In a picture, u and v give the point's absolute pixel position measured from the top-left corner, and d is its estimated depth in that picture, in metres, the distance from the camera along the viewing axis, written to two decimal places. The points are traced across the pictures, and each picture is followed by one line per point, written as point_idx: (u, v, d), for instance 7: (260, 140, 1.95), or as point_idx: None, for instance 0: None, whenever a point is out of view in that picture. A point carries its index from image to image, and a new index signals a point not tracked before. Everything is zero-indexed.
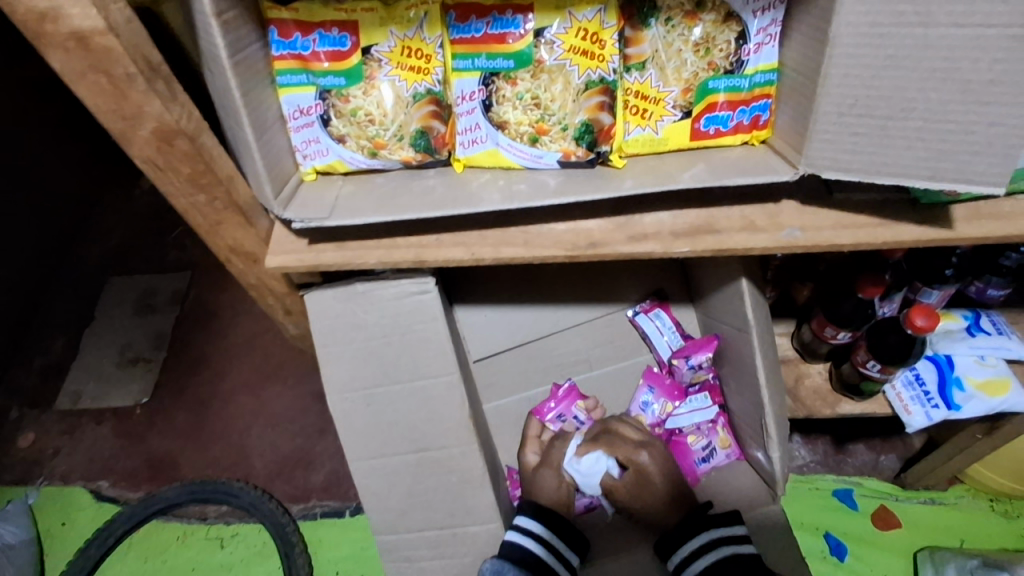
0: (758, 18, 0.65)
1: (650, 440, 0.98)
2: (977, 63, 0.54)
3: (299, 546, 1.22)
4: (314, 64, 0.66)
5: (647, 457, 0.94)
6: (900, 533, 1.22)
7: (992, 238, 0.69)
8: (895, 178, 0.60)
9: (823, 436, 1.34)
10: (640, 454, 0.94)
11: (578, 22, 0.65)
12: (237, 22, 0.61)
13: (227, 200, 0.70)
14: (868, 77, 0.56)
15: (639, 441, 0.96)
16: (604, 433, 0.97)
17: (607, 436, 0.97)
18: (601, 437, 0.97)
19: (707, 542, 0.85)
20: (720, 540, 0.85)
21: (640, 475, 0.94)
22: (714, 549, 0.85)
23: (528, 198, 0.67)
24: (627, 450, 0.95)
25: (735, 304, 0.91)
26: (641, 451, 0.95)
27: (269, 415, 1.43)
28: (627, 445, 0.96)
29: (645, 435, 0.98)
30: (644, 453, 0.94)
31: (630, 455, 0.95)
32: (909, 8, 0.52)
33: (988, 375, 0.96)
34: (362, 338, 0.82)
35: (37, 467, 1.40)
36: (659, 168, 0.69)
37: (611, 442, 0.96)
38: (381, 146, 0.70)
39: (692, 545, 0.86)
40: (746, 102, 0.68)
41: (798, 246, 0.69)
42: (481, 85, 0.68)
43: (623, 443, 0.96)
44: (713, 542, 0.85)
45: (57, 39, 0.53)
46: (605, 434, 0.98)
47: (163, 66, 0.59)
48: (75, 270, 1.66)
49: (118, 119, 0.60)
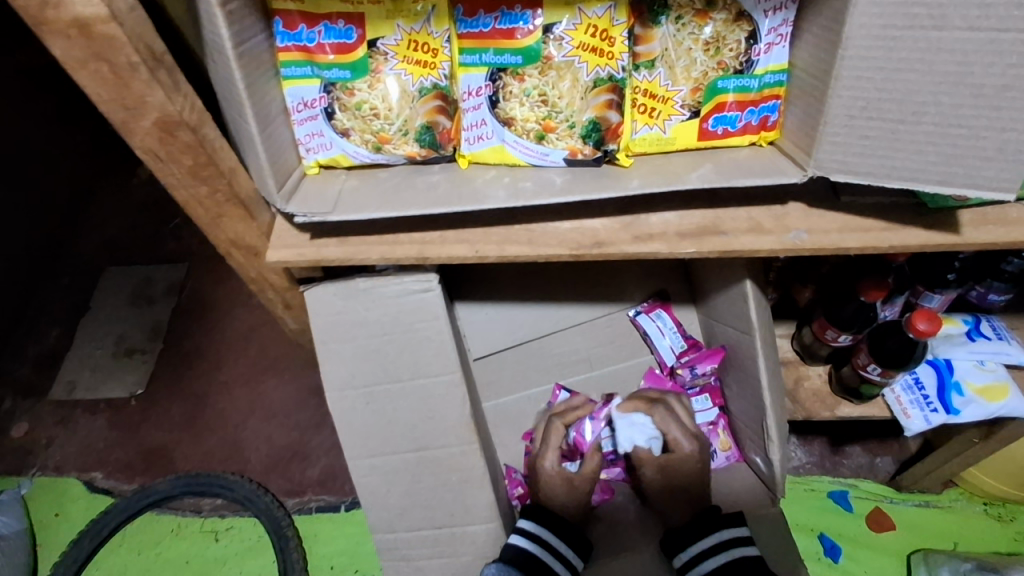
0: (769, 18, 0.64)
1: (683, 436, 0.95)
2: (990, 67, 0.53)
3: (294, 540, 1.22)
4: (319, 57, 0.66)
5: (693, 448, 0.94)
6: (895, 535, 1.22)
7: (997, 244, 0.68)
8: (903, 182, 0.60)
9: (821, 437, 1.34)
10: (688, 442, 0.95)
11: (588, 19, 0.64)
12: (242, 13, 0.60)
13: (229, 193, 0.69)
14: (880, 80, 0.56)
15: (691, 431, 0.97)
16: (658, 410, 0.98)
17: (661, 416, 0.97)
18: (652, 414, 0.97)
19: (710, 547, 0.85)
20: (724, 544, 0.85)
21: (679, 458, 0.93)
22: (718, 553, 0.84)
23: (533, 197, 0.66)
24: (676, 433, 0.96)
25: (738, 306, 0.90)
26: (691, 440, 0.95)
27: (265, 408, 1.42)
28: (678, 430, 0.96)
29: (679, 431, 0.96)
30: (693, 443, 0.95)
31: (676, 438, 0.95)
32: (924, 11, 0.52)
33: (987, 380, 0.96)
34: (362, 334, 0.82)
35: (30, 458, 1.39)
36: (666, 168, 0.68)
37: (662, 422, 0.97)
38: (385, 140, 0.69)
39: (697, 548, 0.85)
40: (754, 103, 0.68)
41: (804, 249, 0.69)
42: (489, 80, 0.67)
43: (676, 425, 0.96)
44: (716, 546, 0.85)
45: (59, 26, 0.52)
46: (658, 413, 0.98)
47: (166, 56, 0.58)
48: (69, 258, 1.65)
49: (120, 108, 0.59)
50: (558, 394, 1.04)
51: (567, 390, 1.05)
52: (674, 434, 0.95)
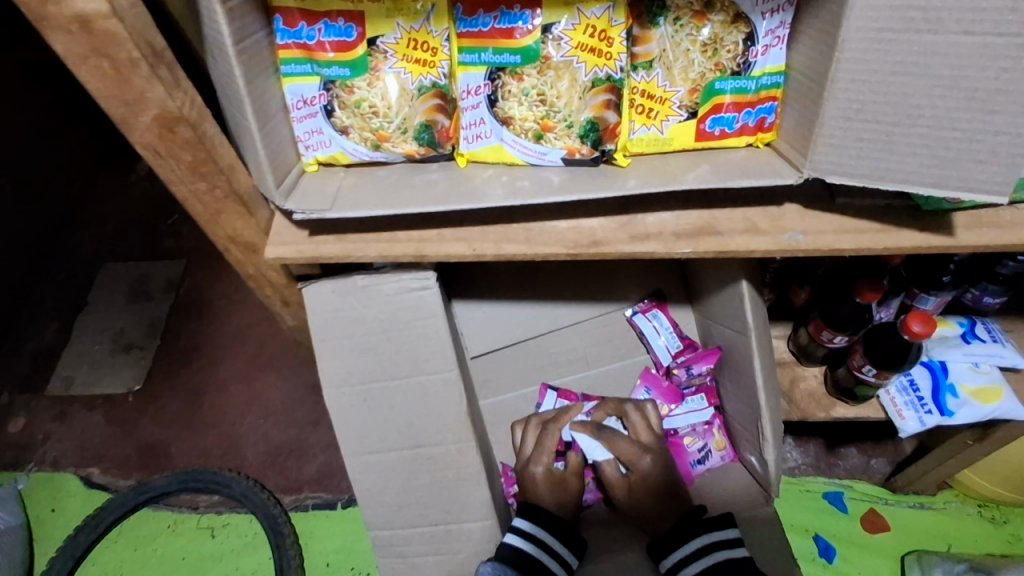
0: (767, 20, 0.65)
1: (638, 454, 0.96)
2: (984, 71, 0.54)
3: (290, 537, 1.22)
4: (319, 54, 0.66)
5: (649, 463, 0.95)
6: (888, 536, 1.22)
7: (991, 246, 0.69)
8: (898, 184, 0.60)
9: (816, 438, 1.34)
10: (643, 459, 0.95)
11: (586, 19, 0.65)
12: (242, 10, 0.60)
13: (228, 189, 0.69)
14: (875, 82, 0.56)
15: (644, 446, 0.97)
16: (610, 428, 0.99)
17: (610, 436, 0.98)
18: (604, 434, 0.98)
19: (697, 549, 0.85)
20: (708, 548, 0.85)
21: (640, 477, 0.94)
22: (703, 556, 0.85)
23: (530, 195, 0.66)
24: (630, 451, 0.96)
25: (734, 306, 0.91)
26: (644, 456, 0.95)
27: (263, 405, 1.42)
28: (632, 447, 0.96)
29: (633, 449, 0.96)
30: (647, 459, 0.95)
31: (633, 458, 0.95)
32: (919, 15, 0.52)
33: (981, 382, 0.96)
34: (360, 332, 0.82)
35: (27, 453, 1.39)
36: (663, 168, 0.69)
37: (614, 443, 0.97)
38: (384, 138, 0.69)
39: (681, 552, 0.86)
40: (751, 104, 0.68)
41: (799, 250, 0.69)
42: (487, 79, 0.67)
43: (627, 443, 0.97)
44: (701, 549, 0.86)
45: (60, 22, 0.52)
46: (610, 431, 0.99)
47: (167, 52, 0.58)
48: (67, 254, 1.65)
49: (120, 104, 0.59)
50: (546, 394, 1.05)
51: (555, 389, 1.06)
52: (628, 455, 0.96)
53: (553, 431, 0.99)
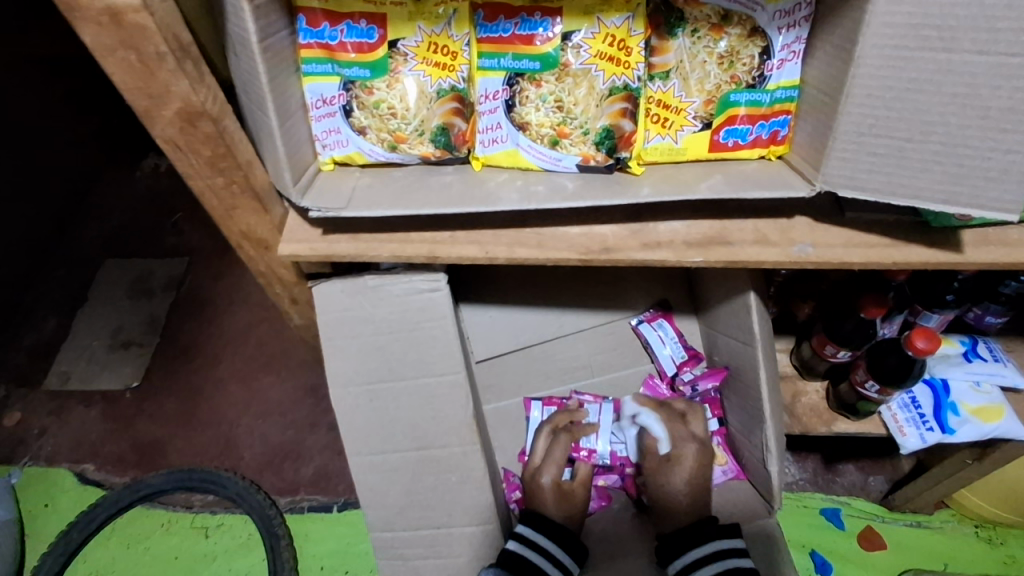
0: (783, 35, 0.66)
1: (687, 437, 0.95)
2: (997, 90, 0.55)
3: (285, 539, 1.22)
4: (341, 54, 0.67)
5: (691, 451, 0.94)
6: (886, 554, 1.22)
7: (999, 263, 0.69)
8: (909, 199, 0.61)
9: (815, 453, 1.35)
10: (690, 444, 0.94)
11: (606, 28, 0.66)
12: (268, 8, 0.61)
13: (245, 185, 0.70)
14: (890, 98, 0.57)
15: (696, 435, 0.96)
16: (666, 411, 0.99)
17: (669, 414, 0.98)
18: (661, 412, 0.98)
19: (708, 553, 0.85)
20: (720, 554, 0.85)
21: (679, 459, 0.94)
22: (714, 561, 0.84)
23: (545, 200, 0.67)
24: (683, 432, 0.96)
25: (741, 317, 0.91)
26: (692, 443, 0.95)
27: (262, 405, 1.42)
28: (684, 430, 0.96)
29: (684, 431, 0.96)
30: (693, 447, 0.94)
31: (680, 440, 0.95)
32: (934, 33, 0.53)
33: (982, 402, 0.97)
34: (369, 331, 0.82)
35: (22, 447, 1.39)
36: (676, 177, 0.70)
37: (670, 420, 0.97)
38: (402, 140, 0.70)
39: (689, 556, 0.86)
40: (765, 117, 0.69)
41: (809, 262, 0.70)
42: (506, 85, 0.68)
43: (682, 425, 0.96)
44: (712, 554, 0.85)
45: (91, 13, 0.53)
46: (669, 412, 0.98)
47: (192, 47, 0.58)
48: (70, 249, 1.65)
49: (144, 97, 0.60)
50: (530, 405, 1.05)
51: (539, 399, 1.06)
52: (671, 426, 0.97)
53: (563, 439, 0.98)
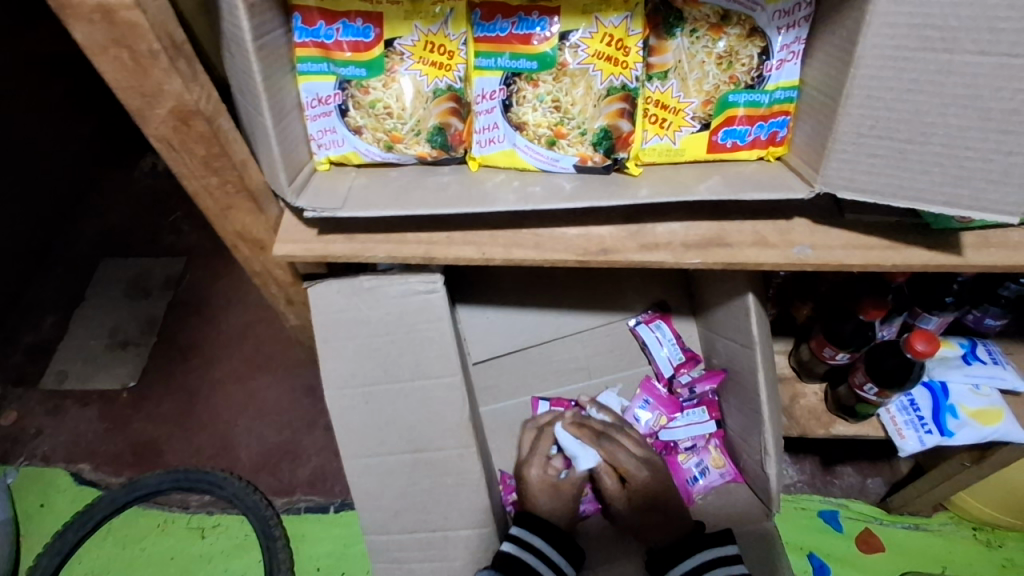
0: (782, 35, 0.65)
1: (636, 466, 0.95)
2: (999, 92, 0.54)
3: (281, 540, 1.21)
4: (336, 54, 0.66)
5: (644, 476, 0.94)
6: (883, 557, 1.22)
7: (1000, 266, 0.69)
8: (908, 202, 0.61)
9: (813, 455, 1.34)
10: (640, 470, 0.95)
11: (604, 28, 0.65)
12: (263, 7, 0.60)
13: (239, 184, 0.69)
14: (890, 99, 0.57)
15: (640, 457, 0.97)
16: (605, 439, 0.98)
17: (609, 446, 0.97)
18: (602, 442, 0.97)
19: (728, 553, 0.85)
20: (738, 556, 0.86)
21: (637, 488, 0.94)
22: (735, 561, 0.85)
23: (542, 201, 0.67)
24: (628, 461, 0.95)
25: (739, 319, 0.91)
26: (641, 467, 0.95)
27: (258, 406, 1.41)
28: (630, 458, 0.96)
29: (631, 461, 0.95)
30: (643, 471, 0.95)
31: (631, 469, 0.95)
32: (936, 33, 0.52)
33: (981, 405, 0.96)
34: (364, 332, 0.82)
35: (17, 447, 1.38)
36: (674, 178, 0.69)
37: (613, 453, 0.96)
38: (397, 140, 0.69)
39: (711, 553, 0.86)
40: (764, 118, 0.68)
41: (808, 264, 0.69)
42: (503, 84, 0.68)
43: (626, 455, 0.96)
44: (732, 555, 0.86)
45: (83, 11, 0.52)
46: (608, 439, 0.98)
47: (186, 45, 0.58)
48: (68, 248, 1.64)
49: (138, 96, 0.59)
50: (538, 405, 1.06)
51: (547, 399, 1.06)
52: (614, 459, 0.96)
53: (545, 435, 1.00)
